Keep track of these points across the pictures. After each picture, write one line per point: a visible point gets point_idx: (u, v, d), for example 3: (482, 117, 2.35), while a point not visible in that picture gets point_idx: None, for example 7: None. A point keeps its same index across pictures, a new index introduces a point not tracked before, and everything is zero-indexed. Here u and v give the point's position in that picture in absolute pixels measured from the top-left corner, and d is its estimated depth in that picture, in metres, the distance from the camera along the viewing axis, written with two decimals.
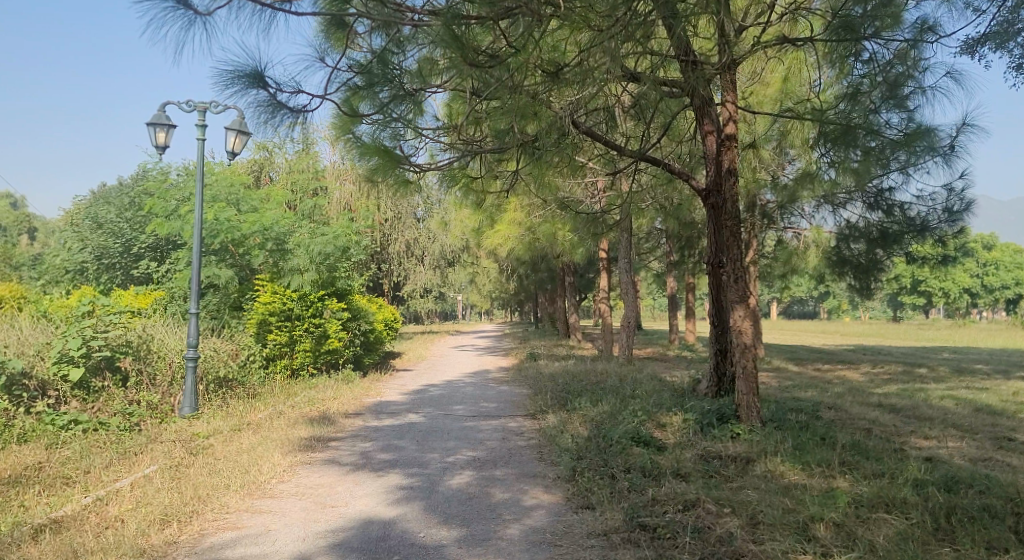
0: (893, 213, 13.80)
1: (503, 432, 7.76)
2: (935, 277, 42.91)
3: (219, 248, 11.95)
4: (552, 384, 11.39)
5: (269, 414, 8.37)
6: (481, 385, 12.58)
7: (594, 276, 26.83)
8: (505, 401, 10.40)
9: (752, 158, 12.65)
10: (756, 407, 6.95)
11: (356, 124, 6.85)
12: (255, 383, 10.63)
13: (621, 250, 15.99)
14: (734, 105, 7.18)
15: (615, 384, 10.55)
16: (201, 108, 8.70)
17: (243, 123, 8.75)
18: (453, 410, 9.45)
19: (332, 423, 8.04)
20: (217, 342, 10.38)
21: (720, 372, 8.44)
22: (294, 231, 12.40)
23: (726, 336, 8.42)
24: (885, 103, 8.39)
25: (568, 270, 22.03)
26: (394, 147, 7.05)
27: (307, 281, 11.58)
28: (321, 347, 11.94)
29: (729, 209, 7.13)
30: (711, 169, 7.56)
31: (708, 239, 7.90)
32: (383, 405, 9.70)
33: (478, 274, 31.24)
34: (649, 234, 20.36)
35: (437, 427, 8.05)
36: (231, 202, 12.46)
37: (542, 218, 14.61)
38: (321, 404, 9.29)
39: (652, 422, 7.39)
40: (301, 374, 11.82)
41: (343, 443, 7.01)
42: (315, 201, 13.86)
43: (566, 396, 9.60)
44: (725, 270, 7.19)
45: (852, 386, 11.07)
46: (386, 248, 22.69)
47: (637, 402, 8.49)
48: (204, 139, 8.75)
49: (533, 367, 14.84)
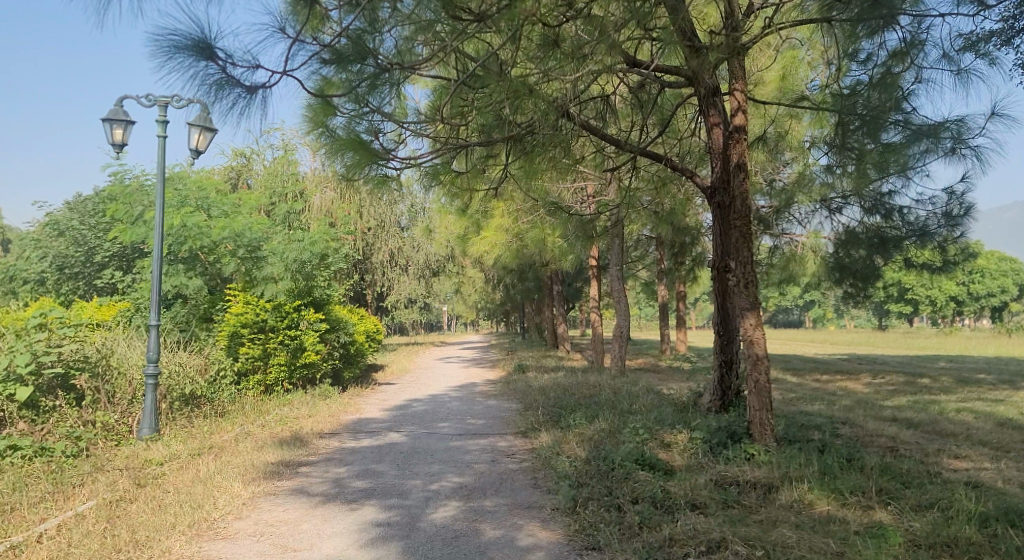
0: (892, 218, 13.28)
1: (492, 453, 7.09)
2: (923, 286, 42.70)
3: (187, 256, 11.21)
4: (543, 398, 10.72)
5: (236, 435, 7.65)
6: (468, 400, 11.89)
7: (582, 285, 26.17)
8: (494, 417, 9.72)
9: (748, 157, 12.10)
10: (770, 424, 6.34)
11: (331, 115, 6.22)
12: (225, 400, 9.91)
13: (613, 257, 15.45)
14: (743, 94, 6.57)
15: (610, 398, 9.91)
16: (163, 102, 8.00)
17: (208, 118, 8.06)
18: (438, 427, 8.76)
19: (304, 445, 7.33)
20: (183, 356, 9.62)
21: (725, 384, 7.85)
22: (268, 236, 11.67)
23: (732, 346, 7.81)
24: (888, 102, 7.87)
25: (556, 278, 21.39)
26: (369, 139, 6.54)
27: (282, 290, 10.85)
28: (297, 361, 11.24)
29: (739, 207, 6.51)
30: (717, 164, 6.95)
31: (713, 241, 7.30)
32: (362, 423, 9.00)
33: (463, 284, 30.61)
34: (640, 240, 19.78)
35: (420, 448, 7.36)
36: (201, 207, 11.72)
37: (530, 223, 13.98)
38: (293, 424, 8.58)
39: (655, 441, 6.78)
40: (276, 390, 11.11)
41: (315, 468, 6.31)
42: (292, 206, 13.12)
43: (559, 412, 8.94)
44: (733, 274, 6.59)
45: (860, 398, 10.51)
46: (369, 258, 21.94)
47: (638, 418, 7.86)
48: (165, 135, 8.05)
49: (522, 380, 14.15)
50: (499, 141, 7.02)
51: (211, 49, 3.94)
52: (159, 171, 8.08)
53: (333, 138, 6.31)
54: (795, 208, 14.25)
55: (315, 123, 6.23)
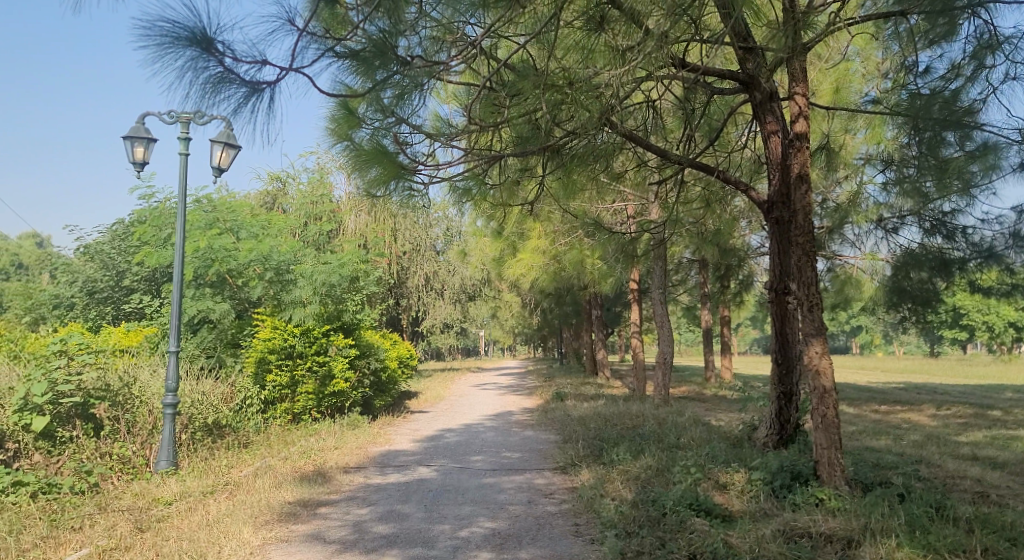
0: (955, 238, 12.44)
1: (529, 493, 6.48)
2: (978, 311, 40.84)
3: (215, 279, 10.89)
4: (582, 429, 10.07)
5: (255, 470, 7.18)
6: (503, 430, 11.27)
7: (622, 309, 25.47)
8: (531, 450, 9.09)
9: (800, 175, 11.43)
10: (840, 464, 5.63)
11: (354, 126, 5.88)
12: (250, 430, 9.50)
13: (656, 280, 14.77)
14: (805, 98, 5.94)
15: (655, 430, 9.23)
16: (185, 119, 7.70)
17: (232, 134, 7.72)
18: (471, 462, 8.17)
19: (326, 481, 6.82)
20: (208, 384, 9.24)
21: (784, 418, 7.17)
22: (297, 258, 11.35)
23: (791, 377, 7.11)
24: (957, 112, 7.16)
25: (595, 302, 20.72)
26: (395, 151, 6.17)
27: (310, 314, 10.49)
28: (325, 389, 10.75)
29: (800, 222, 5.86)
30: (775, 176, 6.33)
31: (770, 260, 6.67)
32: (390, 456, 8.45)
33: (500, 308, 30.10)
34: (682, 262, 19.04)
35: (451, 486, 6.80)
36: (228, 229, 11.42)
37: (568, 244, 13.42)
38: (317, 457, 8.10)
39: (710, 481, 6.13)
40: (304, 419, 10.68)
41: (336, 509, 5.79)
42: (322, 227, 12.78)
43: (602, 446, 8.30)
44: (795, 297, 5.94)
45: (930, 433, 9.64)
46: (404, 282, 21.57)
47: (688, 455, 7.19)
48: (187, 153, 7.73)
49: (560, 409, 13.49)
50: (535, 152, 6.51)
51: (208, 41, 3.62)
52: (181, 190, 7.76)
53: (356, 150, 5.95)
54: (848, 228, 13.44)
55: (338, 136, 5.91)
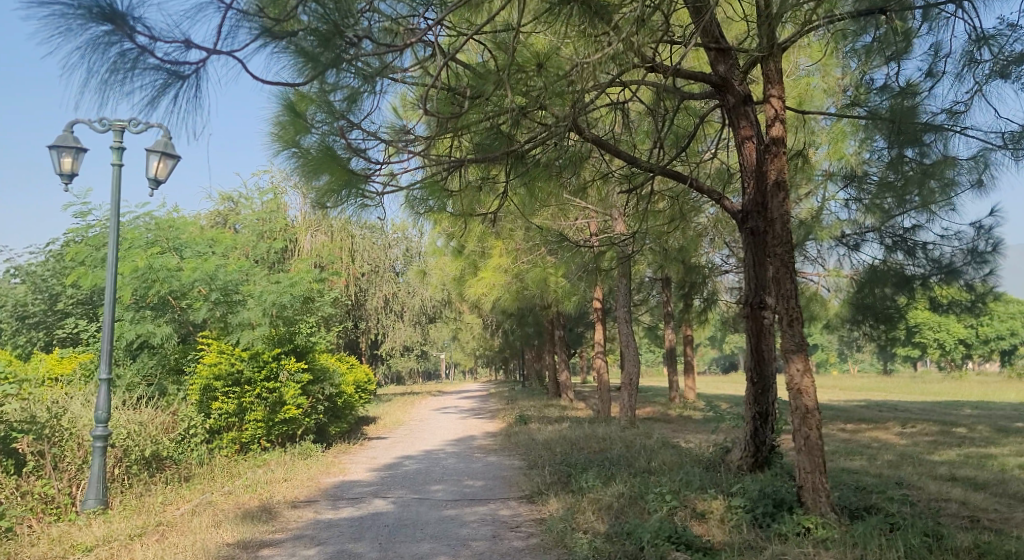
0: (916, 255, 12.26)
1: (493, 526, 6.00)
2: (931, 329, 41.57)
3: (156, 301, 10.20)
4: (548, 454, 9.62)
5: (193, 508, 6.56)
6: (465, 456, 10.76)
7: (584, 329, 25.20)
8: (494, 477, 8.61)
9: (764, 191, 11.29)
10: (824, 489, 5.29)
11: (302, 131, 5.53)
12: (193, 462, 8.84)
13: (620, 298, 14.47)
14: (780, 101, 5.69)
15: (624, 454, 8.84)
16: (118, 127, 7.15)
17: (170, 144, 7.18)
18: (431, 492, 7.65)
19: (272, 518, 6.24)
20: (146, 412, 8.58)
21: (759, 439, 6.85)
22: (245, 277, 10.77)
23: (767, 397, 6.80)
24: (929, 122, 7.05)
25: (557, 322, 20.35)
26: (346, 156, 5.84)
27: (259, 336, 9.92)
28: (275, 417, 10.14)
29: (778, 232, 5.58)
30: (749, 184, 6.04)
31: (744, 273, 6.38)
32: (344, 488, 7.88)
33: (461, 330, 29.60)
34: (646, 280, 18.83)
35: (409, 520, 6.29)
36: (171, 247, 10.77)
37: (530, 262, 13.06)
38: (264, 490, 7.50)
39: (687, 510, 5.74)
40: (252, 449, 10.04)
41: (280, 551, 5.24)
42: (273, 245, 12.17)
43: (570, 472, 7.87)
44: (774, 311, 5.62)
45: (902, 452, 9.44)
46: (363, 304, 20.97)
47: (661, 480, 6.80)
48: (121, 164, 7.17)
49: (524, 432, 13.03)
50: (498, 158, 6.16)
51: None
52: (114, 204, 7.16)
53: (304, 157, 5.60)
54: (812, 244, 13.31)
55: (285, 143, 5.56)
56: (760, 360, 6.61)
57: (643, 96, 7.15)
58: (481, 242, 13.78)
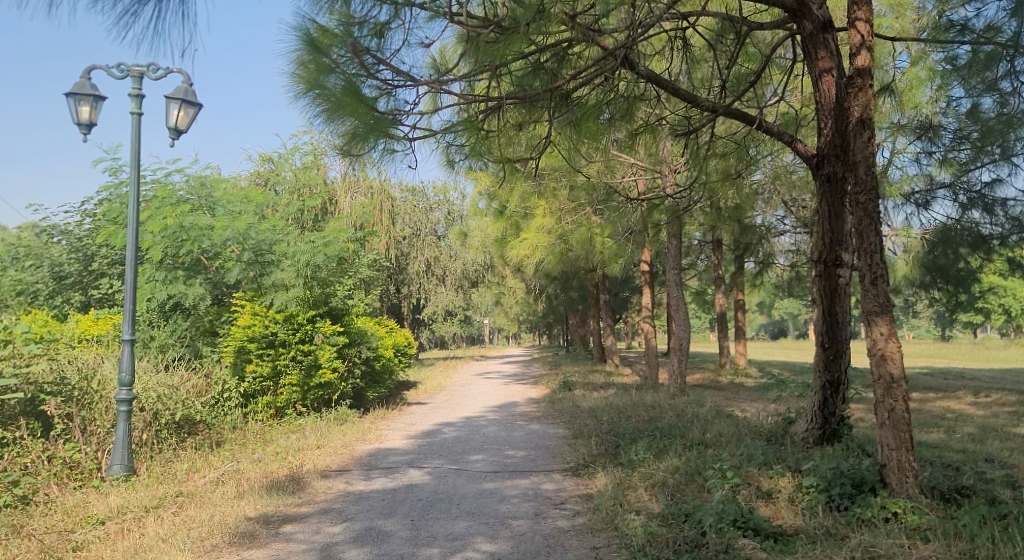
0: (993, 212, 11.14)
1: (536, 503, 5.51)
2: (996, 294, 39.40)
3: (189, 260, 9.91)
4: (593, 423, 9.10)
5: (218, 476, 6.22)
6: (507, 424, 10.31)
7: (630, 292, 24.49)
8: (537, 447, 8.13)
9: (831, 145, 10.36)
10: (912, 469, 4.65)
11: (325, 71, 4.97)
12: (226, 427, 8.58)
13: (670, 259, 13.74)
14: (868, 26, 4.92)
15: (676, 424, 8.26)
16: (137, 72, 6.69)
17: (191, 90, 6.71)
18: (469, 462, 7.19)
19: (299, 490, 5.86)
20: (178, 376, 8.30)
21: (828, 410, 6.21)
22: (277, 236, 10.40)
23: (839, 363, 6.11)
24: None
25: (602, 286, 19.72)
26: (372, 98, 5.28)
27: (293, 298, 9.57)
28: (311, 381, 9.80)
29: (861, 176, 4.83)
30: (826, 124, 5.28)
31: (817, 226, 5.64)
32: (379, 457, 7.49)
33: (504, 294, 29.17)
34: (696, 242, 18.01)
35: (445, 494, 5.84)
36: (203, 207, 10.47)
37: (575, 222, 12.41)
38: (296, 458, 7.14)
39: (751, 489, 5.19)
40: (287, 413, 9.75)
41: (304, 527, 4.83)
42: (307, 204, 11.75)
43: (618, 444, 7.33)
44: (855, 268, 4.92)
45: (982, 424, 8.66)
46: (405, 269, 20.63)
47: (721, 453, 6.23)
48: (140, 112, 6.74)
49: (568, 399, 12.54)
50: (542, 96, 5.51)
51: None
52: (134, 156, 6.75)
53: (328, 100, 5.04)
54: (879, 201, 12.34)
55: (308, 84, 5.00)
56: (833, 324, 5.89)
57: (702, 30, 6.38)
58: (523, 201, 13.16)
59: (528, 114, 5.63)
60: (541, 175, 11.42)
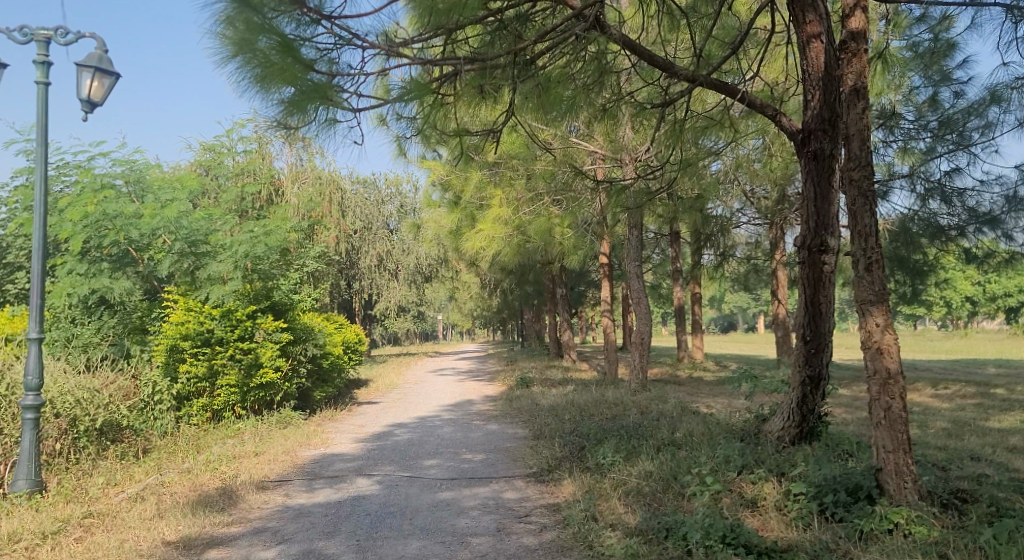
0: (952, 202, 10.88)
1: (498, 515, 4.97)
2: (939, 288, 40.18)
3: (115, 251, 8.96)
4: (555, 422, 8.60)
5: (138, 492, 5.51)
6: (463, 424, 9.73)
7: (586, 286, 24.12)
8: (496, 449, 7.59)
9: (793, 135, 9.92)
10: (910, 474, 4.26)
11: (254, 32, 4.28)
12: (155, 434, 7.81)
13: (630, 251, 13.34)
14: None
15: (643, 422, 7.80)
16: (42, 36, 5.89)
17: (105, 58, 5.95)
18: (424, 469, 6.60)
19: (230, 506, 5.20)
20: (101, 378, 7.51)
21: (807, 407, 5.83)
22: (213, 225, 9.59)
23: (821, 358, 5.70)
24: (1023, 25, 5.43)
25: (559, 280, 19.27)
26: (311, 63, 4.64)
27: (230, 292, 8.83)
28: (251, 381, 9.10)
29: (855, 151, 4.43)
30: (815, 96, 4.86)
31: (801, 210, 5.21)
32: (324, 464, 6.84)
33: (459, 289, 28.58)
34: (654, 234, 17.69)
35: (395, 506, 5.25)
36: (129, 194, 9.63)
37: (534, 213, 11.90)
38: (230, 468, 6.45)
39: (734, 496, 4.79)
40: (225, 417, 9.01)
41: (231, 552, 4.21)
42: (245, 192, 10.95)
43: (584, 446, 6.84)
44: (849, 253, 4.50)
45: (952, 418, 8.43)
46: (355, 264, 19.86)
47: (697, 455, 5.80)
48: (46, 82, 5.94)
49: (527, 396, 12.03)
50: (500, 58, 4.91)
51: None
52: (37, 131, 5.94)
53: (260, 63, 4.36)
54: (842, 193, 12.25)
55: (236, 49, 4.30)
56: (816, 315, 5.49)
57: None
58: (479, 191, 12.56)
59: (488, 87, 5.04)
60: (497, 162, 10.86)
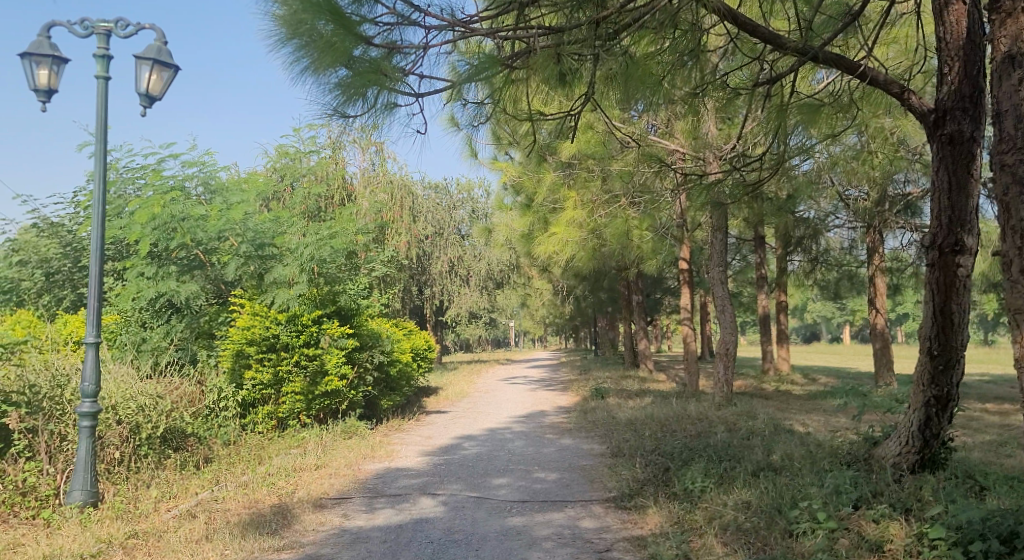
0: None
1: (574, 549, 4.41)
2: None
3: (183, 255, 8.91)
4: (634, 438, 7.96)
5: (192, 508, 5.20)
6: (534, 437, 9.20)
7: (662, 293, 23.26)
8: (571, 468, 7.02)
9: (897, 128, 8.90)
10: None
11: (312, 12, 3.84)
12: (219, 442, 7.58)
13: (713, 255, 12.54)
14: None
15: (732, 442, 7.07)
16: (103, 29, 5.69)
17: (164, 49, 5.71)
18: (493, 489, 6.09)
19: (285, 529, 4.81)
20: (167, 383, 7.32)
21: (932, 431, 5.02)
22: (281, 228, 9.38)
23: (950, 376, 4.81)
24: None
25: (634, 287, 18.54)
26: (369, 42, 4.20)
27: (295, 297, 8.57)
28: (316, 389, 8.79)
29: (1009, 129, 3.67)
30: (954, 68, 4.10)
31: (932, 203, 4.44)
32: (387, 480, 6.42)
33: (532, 295, 28.16)
34: (737, 238, 16.75)
35: (460, 534, 4.75)
36: (199, 197, 9.54)
37: (610, 215, 11.06)
38: (289, 482, 6.10)
39: (854, 538, 4.09)
40: (289, 425, 8.75)
41: None
42: (313, 193, 10.75)
43: (668, 467, 6.19)
44: (1000, 253, 3.73)
45: None
46: (427, 269, 19.64)
47: (803, 484, 5.07)
48: (107, 76, 5.73)
49: (602, 408, 11.40)
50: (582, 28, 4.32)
51: None
52: (97, 126, 5.73)
53: (313, 43, 3.95)
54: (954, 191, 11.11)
55: (292, 29, 3.89)
56: (946, 326, 4.62)
57: None
58: (552, 193, 12.01)
59: (566, 54, 4.44)
60: (572, 163, 10.33)
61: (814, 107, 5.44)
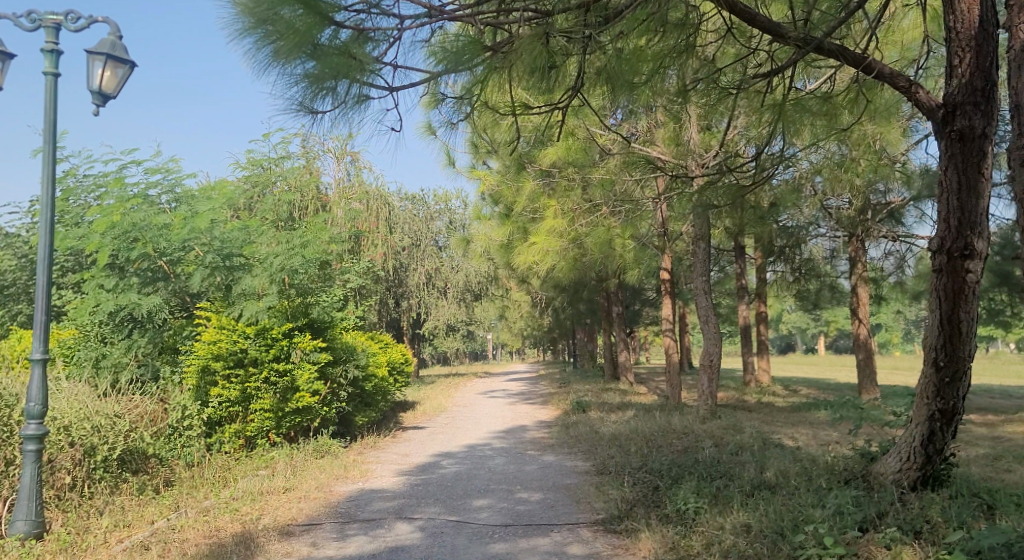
0: None
1: None
2: None
3: (146, 266, 8.46)
4: (620, 455, 7.63)
5: (147, 539, 4.78)
6: (515, 454, 8.84)
7: (642, 304, 23.05)
8: (555, 488, 6.68)
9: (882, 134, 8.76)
10: None
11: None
12: (181, 463, 7.13)
13: (696, 265, 12.32)
14: None
15: (723, 458, 6.78)
16: (52, 22, 5.29)
17: (119, 44, 5.33)
18: (473, 512, 5.72)
19: None
20: (126, 401, 6.87)
21: (937, 447, 4.74)
22: (250, 236, 8.97)
23: (956, 388, 4.54)
24: None
25: (614, 298, 18.30)
26: (339, 28, 3.86)
27: (265, 309, 8.18)
28: (286, 406, 8.37)
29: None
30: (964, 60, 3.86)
31: (940, 204, 4.18)
32: (360, 503, 6.03)
33: (510, 308, 27.86)
34: (718, 248, 16.58)
35: None
36: (164, 206, 9.11)
37: (591, 225, 10.78)
38: (254, 508, 5.69)
39: None
40: (257, 444, 8.30)
41: None
42: (284, 201, 10.35)
43: (658, 486, 5.88)
44: None
45: None
46: (403, 282, 19.25)
47: (804, 503, 4.78)
48: (56, 73, 5.34)
49: (584, 423, 11.07)
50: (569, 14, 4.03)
51: None
52: (46, 125, 5.33)
53: (276, 28, 3.60)
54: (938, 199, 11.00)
55: (255, 14, 3.53)
56: (953, 336, 4.35)
57: None
58: (532, 203, 11.72)
59: (553, 40, 4.15)
60: (552, 171, 10.06)
61: (808, 107, 5.20)
